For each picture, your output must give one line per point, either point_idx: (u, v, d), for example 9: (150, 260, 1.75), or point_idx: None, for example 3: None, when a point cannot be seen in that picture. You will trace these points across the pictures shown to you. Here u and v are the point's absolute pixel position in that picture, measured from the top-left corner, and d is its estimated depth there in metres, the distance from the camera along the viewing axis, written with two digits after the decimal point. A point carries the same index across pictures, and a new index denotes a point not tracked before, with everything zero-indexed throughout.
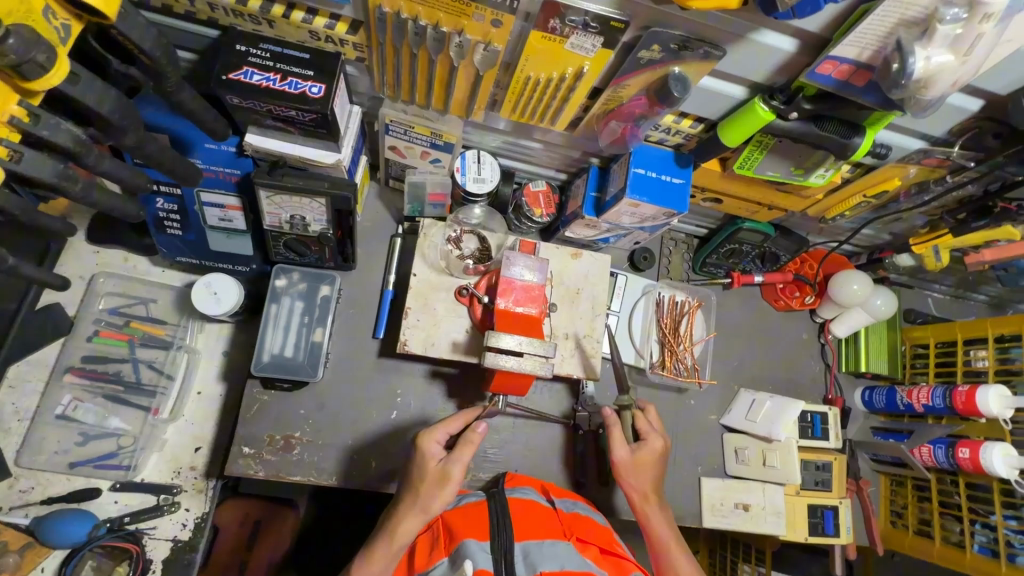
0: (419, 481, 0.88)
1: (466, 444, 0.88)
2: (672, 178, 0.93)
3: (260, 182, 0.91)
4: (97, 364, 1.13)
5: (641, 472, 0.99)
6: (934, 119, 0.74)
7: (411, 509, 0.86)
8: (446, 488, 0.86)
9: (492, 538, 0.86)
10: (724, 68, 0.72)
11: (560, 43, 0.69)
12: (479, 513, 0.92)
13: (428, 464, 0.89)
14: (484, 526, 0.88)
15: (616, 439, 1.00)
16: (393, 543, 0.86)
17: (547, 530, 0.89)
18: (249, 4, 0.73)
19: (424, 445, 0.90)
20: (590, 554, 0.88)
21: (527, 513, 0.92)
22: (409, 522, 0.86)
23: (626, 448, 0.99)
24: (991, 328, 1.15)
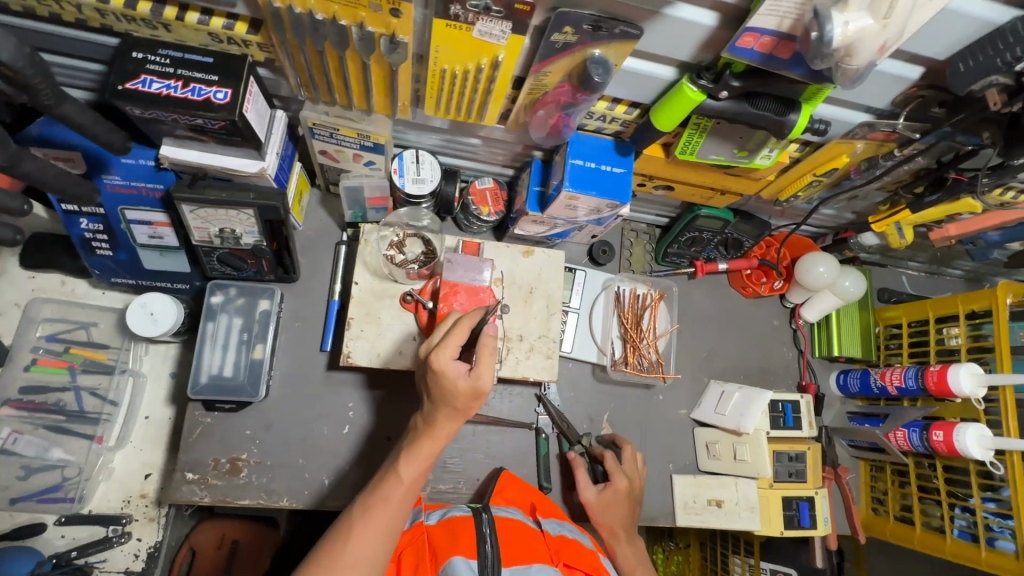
0: (451, 391, 0.78)
1: (485, 350, 0.77)
2: (612, 168, 0.89)
3: (179, 196, 0.87)
4: (35, 394, 1.06)
5: (608, 512, 1.03)
6: (874, 90, 0.69)
7: (451, 411, 0.80)
8: (482, 396, 0.78)
9: (481, 558, 0.82)
10: (646, 48, 0.68)
11: (467, 31, 0.65)
12: (466, 527, 0.88)
13: (457, 380, 0.77)
14: (470, 543, 0.85)
15: (582, 480, 1.05)
16: (433, 443, 0.82)
17: (531, 553, 0.87)
18: (137, 8, 0.69)
19: (442, 365, 0.77)
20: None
21: (514, 535, 0.88)
22: (452, 418, 0.80)
23: (592, 488, 1.04)
24: (962, 304, 1.11)
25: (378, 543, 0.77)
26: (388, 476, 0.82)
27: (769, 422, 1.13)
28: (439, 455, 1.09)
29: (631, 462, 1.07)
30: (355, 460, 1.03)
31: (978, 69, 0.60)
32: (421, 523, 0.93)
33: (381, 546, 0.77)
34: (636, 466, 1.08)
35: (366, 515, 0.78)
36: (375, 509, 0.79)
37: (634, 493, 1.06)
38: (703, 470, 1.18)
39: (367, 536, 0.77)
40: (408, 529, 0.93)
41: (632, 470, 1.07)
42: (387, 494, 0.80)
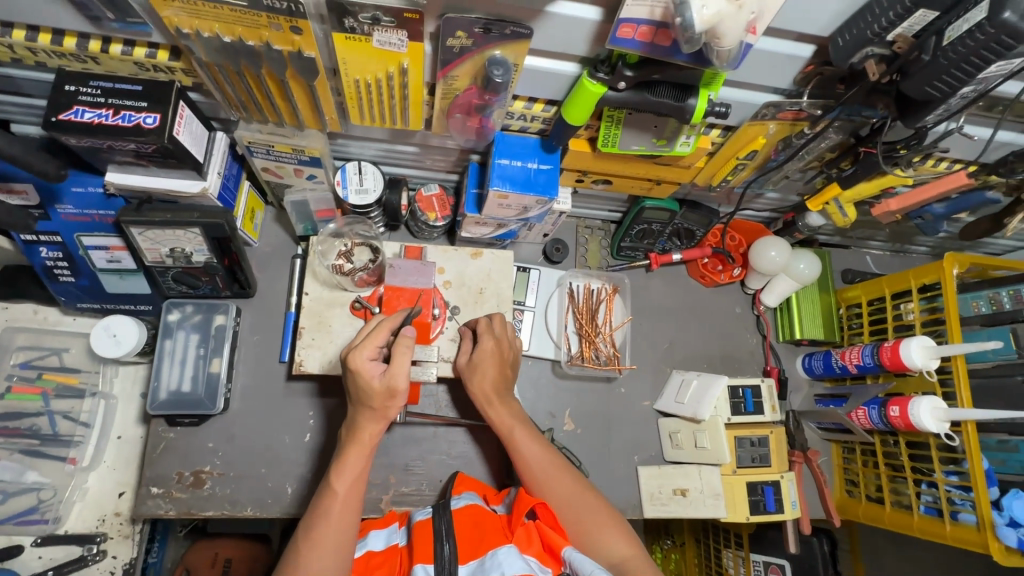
0: (368, 393, 0.83)
1: (400, 349, 0.82)
2: (540, 165, 0.92)
3: (126, 220, 0.90)
4: (9, 420, 1.10)
5: (478, 372, 0.97)
6: (770, 71, 0.71)
7: (372, 415, 0.85)
8: (399, 395, 0.83)
9: (437, 561, 0.77)
10: (541, 45, 0.70)
11: (368, 42, 0.69)
12: (424, 531, 0.84)
13: (371, 380, 0.82)
14: (428, 547, 0.81)
15: (462, 349, 1.02)
16: (360, 453, 0.86)
17: (489, 539, 0.81)
18: (64, 43, 0.73)
19: (360, 365, 0.82)
20: (532, 551, 0.79)
21: (473, 524, 0.84)
22: (374, 422, 0.85)
23: (466, 353, 1.00)
24: (914, 279, 1.10)
25: (327, 561, 0.78)
26: (324, 492, 0.85)
27: (729, 409, 1.14)
28: (402, 458, 1.11)
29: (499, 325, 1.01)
30: (317, 467, 1.06)
31: (854, 43, 0.62)
32: (395, 545, 0.88)
33: (332, 562, 0.79)
34: (507, 330, 1.00)
35: (309, 535, 0.80)
36: (319, 524, 0.81)
37: (506, 352, 0.99)
38: (669, 460, 1.18)
39: (315, 557, 0.78)
40: (382, 549, 0.88)
41: (506, 330, 1.00)
42: (324, 509, 0.83)
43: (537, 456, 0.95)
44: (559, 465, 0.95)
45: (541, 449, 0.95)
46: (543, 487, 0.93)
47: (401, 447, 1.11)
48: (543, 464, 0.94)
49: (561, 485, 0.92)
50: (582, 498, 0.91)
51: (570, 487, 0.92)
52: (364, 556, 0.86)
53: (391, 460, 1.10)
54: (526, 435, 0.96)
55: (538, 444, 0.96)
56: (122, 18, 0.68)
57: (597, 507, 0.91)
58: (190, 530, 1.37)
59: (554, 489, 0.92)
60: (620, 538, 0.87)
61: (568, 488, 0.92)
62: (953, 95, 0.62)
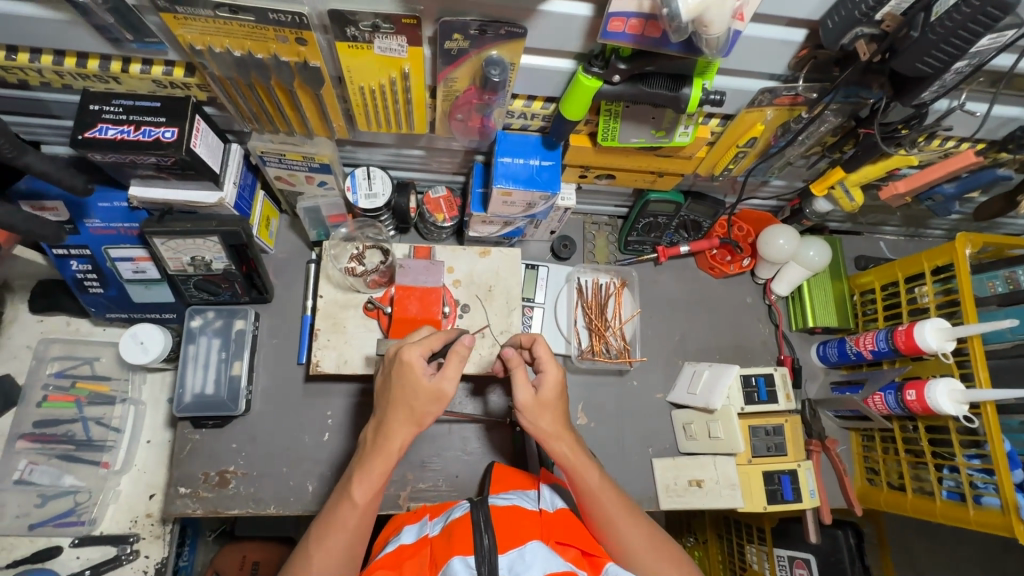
0: (412, 394, 0.80)
1: (454, 355, 0.81)
2: (542, 162, 0.94)
3: (149, 231, 0.95)
4: (48, 427, 1.17)
5: (551, 410, 0.89)
6: (763, 56, 0.72)
7: (407, 420, 0.81)
8: (442, 401, 0.81)
9: (477, 551, 0.79)
10: (536, 44, 0.73)
11: (370, 49, 0.72)
12: (463, 524, 0.85)
13: (419, 381, 0.80)
14: (466, 539, 0.82)
15: (518, 381, 0.89)
16: (384, 466, 0.82)
17: (525, 531, 0.84)
18: (88, 65, 0.78)
19: (411, 360, 0.81)
20: (568, 556, 0.82)
21: (511, 520, 0.86)
22: (408, 429, 0.82)
23: (529, 389, 0.88)
24: (927, 262, 1.09)
25: (338, 557, 0.80)
26: (341, 500, 0.83)
27: (742, 399, 1.14)
28: (419, 455, 1.13)
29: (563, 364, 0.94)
30: (336, 465, 1.08)
31: (844, 24, 0.62)
32: (426, 535, 0.89)
33: (338, 560, 0.80)
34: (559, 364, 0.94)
35: (322, 540, 0.80)
36: (329, 535, 0.80)
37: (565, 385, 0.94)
38: (683, 452, 1.19)
39: (327, 558, 0.79)
40: (412, 542, 0.88)
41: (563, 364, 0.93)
42: (342, 517, 0.81)
43: (614, 501, 0.91)
44: (632, 508, 0.93)
45: (615, 495, 0.92)
46: (618, 534, 0.90)
47: (416, 443, 1.13)
48: (619, 510, 0.91)
49: (637, 533, 0.90)
50: (657, 544, 0.90)
51: (646, 534, 0.91)
52: (396, 548, 0.86)
53: (408, 456, 1.12)
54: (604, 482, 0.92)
55: (613, 488, 0.93)
56: (140, 39, 0.73)
57: (671, 551, 0.91)
58: (219, 534, 1.42)
59: (631, 538, 0.89)
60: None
61: (645, 534, 0.90)
62: (948, 70, 0.62)
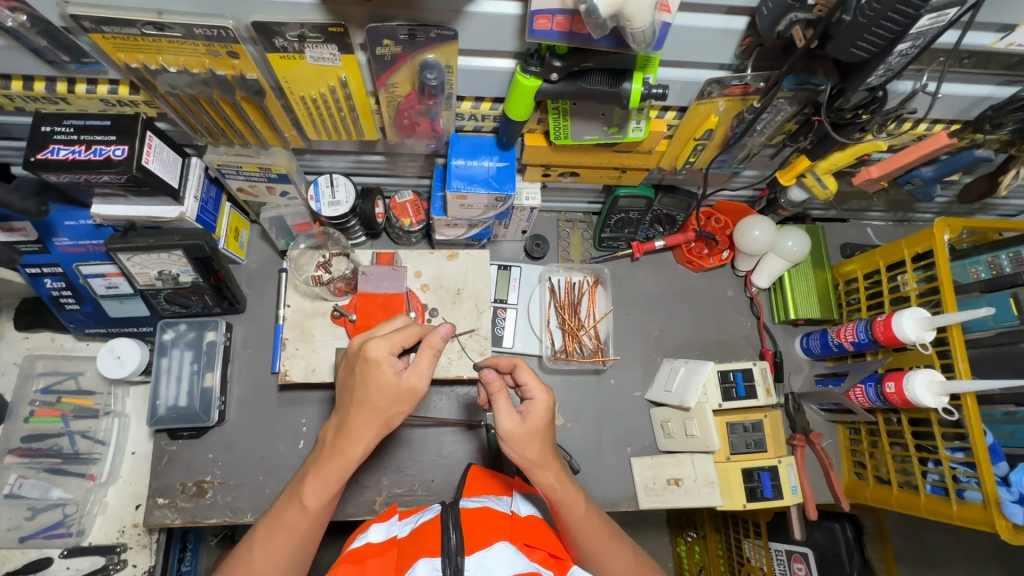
0: (377, 394, 0.78)
1: (426, 351, 0.79)
2: (496, 163, 0.93)
3: (114, 248, 0.96)
4: (36, 441, 1.20)
5: (538, 441, 0.82)
6: (704, 46, 0.70)
7: (368, 419, 0.79)
8: (411, 401, 0.80)
9: (444, 553, 0.75)
10: (471, 46, 0.72)
11: (302, 59, 0.72)
12: (430, 526, 0.80)
13: (387, 380, 0.77)
14: (433, 540, 0.78)
15: (501, 409, 0.81)
16: (339, 471, 0.81)
17: (494, 532, 0.79)
18: (35, 87, 0.79)
19: (377, 357, 0.77)
20: (536, 557, 0.79)
21: (481, 520, 0.80)
22: (372, 430, 0.80)
23: (515, 417, 0.81)
24: (907, 249, 1.05)
25: (285, 559, 0.80)
26: (293, 502, 0.82)
27: (719, 395, 1.11)
28: (394, 460, 1.13)
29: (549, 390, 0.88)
30: None
31: (778, 9, 0.61)
32: (394, 536, 0.84)
33: (284, 561, 0.80)
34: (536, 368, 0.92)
35: (269, 542, 0.80)
36: (275, 537, 0.81)
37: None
38: (663, 450, 1.17)
39: (272, 559, 0.79)
40: (381, 541, 0.84)
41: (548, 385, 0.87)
42: (292, 519, 0.81)
43: (601, 531, 0.89)
44: (616, 535, 0.92)
45: (601, 524, 0.90)
46: (604, 564, 0.90)
47: (392, 449, 1.13)
48: (605, 540, 0.89)
49: (622, 561, 0.91)
50: (638, 566, 0.93)
51: (629, 559, 0.92)
52: (362, 545, 0.82)
53: (383, 462, 1.12)
54: (592, 513, 0.90)
55: (598, 515, 0.91)
56: (77, 60, 0.74)
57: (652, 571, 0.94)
58: (220, 538, 1.45)
59: (617, 566, 0.90)
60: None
61: (627, 560, 0.91)
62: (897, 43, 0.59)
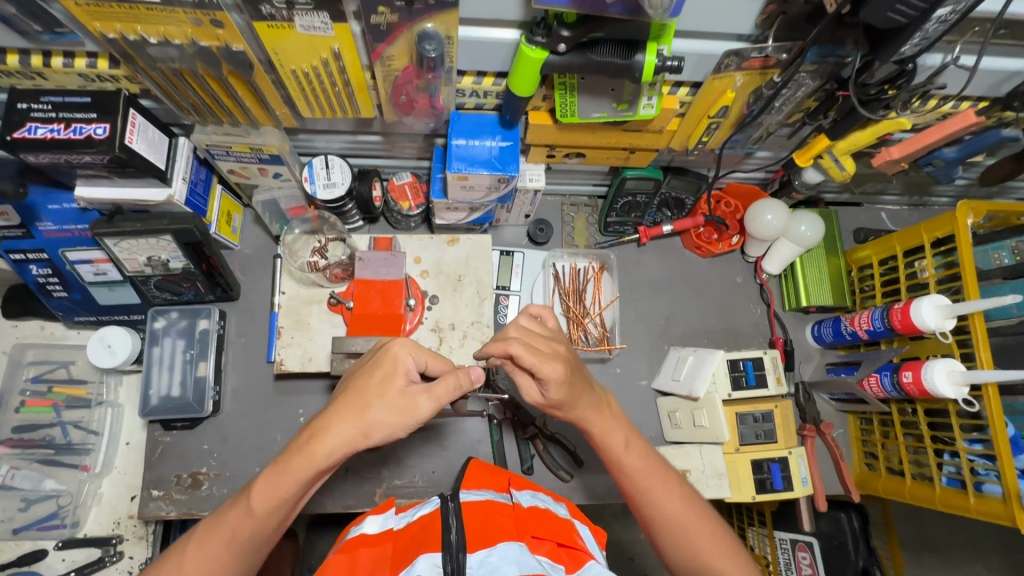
0: (375, 388, 0.71)
1: (450, 376, 0.73)
2: (499, 142, 0.89)
3: (99, 233, 0.92)
4: (27, 432, 1.17)
5: (565, 407, 0.79)
6: (722, 13, 0.65)
7: (349, 415, 0.71)
8: (402, 416, 0.70)
9: (444, 548, 0.71)
10: (474, 14, 0.67)
11: (290, 28, 0.67)
12: (430, 521, 0.77)
13: (392, 377, 0.71)
14: (433, 536, 0.74)
15: (521, 382, 0.80)
16: (295, 476, 0.70)
17: (498, 529, 0.75)
18: (8, 61, 0.75)
19: (397, 353, 0.73)
20: (543, 550, 0.74)
21: (483, 517, 0.77)
22: (348, 433, 0.70)
23: (534, 388, 0.79)
24: (926, 234, 1.01)
25: (216, 566, 0.70)
26: (242, 501, 0.72)
27: (729, 384, 1.07)
28: (394, 451, 1.10)
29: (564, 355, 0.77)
30: None
31: None
32: (391, 531, 0.81)
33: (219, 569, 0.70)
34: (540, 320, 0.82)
35: (204, 540, 0.71)
36: (213, 538, 0.71)
37: (576, 359, 0.79)
38: (669, 441, 1.14)
39: (203, 563, 0.70)
40: (377, 534, 0.80)
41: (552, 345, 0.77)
42: (234, 521, 0.71)
43: (644, 462, 0.82)
44: (666, 466, 0.84)
45: (643, 452, 0.83)
46: (650, 500, 0.80)
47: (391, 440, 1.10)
48: (646, 471, 0.81)
49: (671, 496, 0.80)
50: (693, 502, 0.81)
51: (681, 495, 0.81)
52: (358, 539, 0.79)
53: (383, 453, 1.10)
54: (634, 435, 0.84)
55: (644, 440, 0.85)
56: (49, 29, 0.69)
57: (715, 525, 0.80)
58: None
59: (665, 501, 0.80)
60: (741, 566, 0.77)
61: (680, 495, 0.80)
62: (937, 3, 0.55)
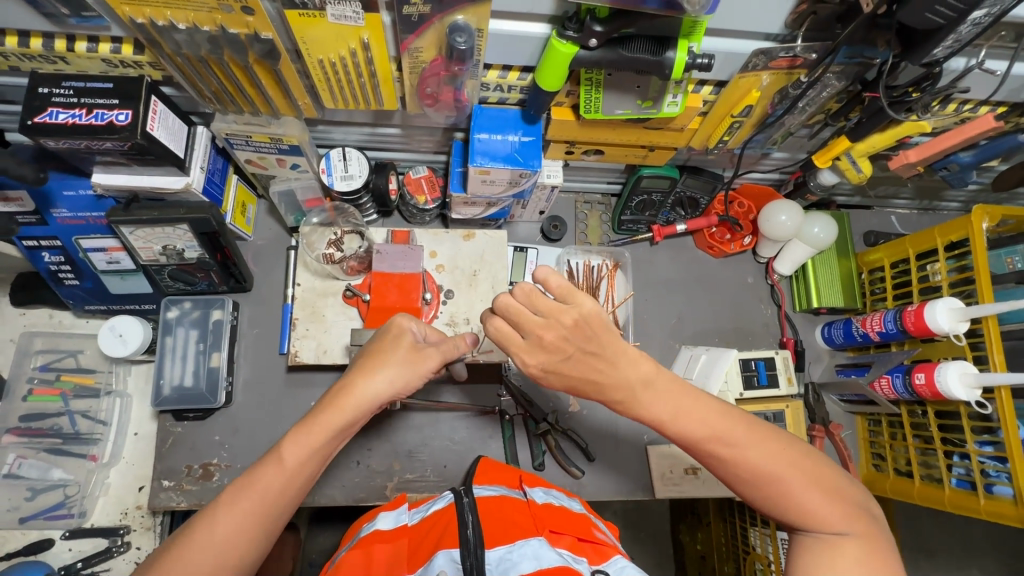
0: (391, 348, 0.75)
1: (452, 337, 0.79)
2: (522, 138, 0.89)
3: (115, 220, 0.91)
4: (34, 421, 1.16)
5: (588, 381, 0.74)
6: (754, 13, 0.66)
7: (376, 372, 0.73)
8: (424, 365, 0.75)
9: (462, 544, 0.70)
10: (506, 7, 0.67)
11: (322, 17, 0.67)
12: (446, 517, 0.76)
13: (405, 337, 0.76)
14: (449, 531, 0.73)
15: None
16: (326, 429, 0.71)
17: (515, 525, 0.75)
18: (31, 44, 0.74)
19: (404, 320, 0.78)
20: (563, 544, 0.74)
21: (500, 514, 0.76)
22: (380, 388, 0.73)
23: None
24: (940, 237, 1.01)
25: (250, 523, 0.68)
26: (270, 458, 0.71)
27: (741, 384, 1.08)
28: (406, 445, 1.10)
29: (549, 341, 0.71)
30: None
31: None
32: (404, 525, 0.80)
33: (251, 525, 0.68)
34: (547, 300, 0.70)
35: (236, 498, 0.68)
36: (244, 496, 0.68)
37: (568, 350, 0.72)
38: None
39: (237, 520, 0.67)
40: (391, 529, 0.79)
41: (534, 328, 0.71)
42: (266, 477, 0.70)
43: (705, 426, 0.74)
44: (734, 428, 0.75)
45: (701, 418, 0.74)
46: (723, 464, 0.75)
47: (403, 434, 1.10)
48: (707, 436, 0.74)
49: (745, 459, 0.73)
50: (771, 456, 0.73)
51: (754, 453, 0.73)
52: (372, 534, 0.78)
53: (394, 446, 1.10)
54: (687, 402, 0.75)
55: (701, 404, 0.75)
56: (77, 13, 0.69)
57: (804, 466, 0.74)
58: None
59: (740, 466, 0.74)
60: (840, 507, 0.72)
61: (751, 455, 0.73)
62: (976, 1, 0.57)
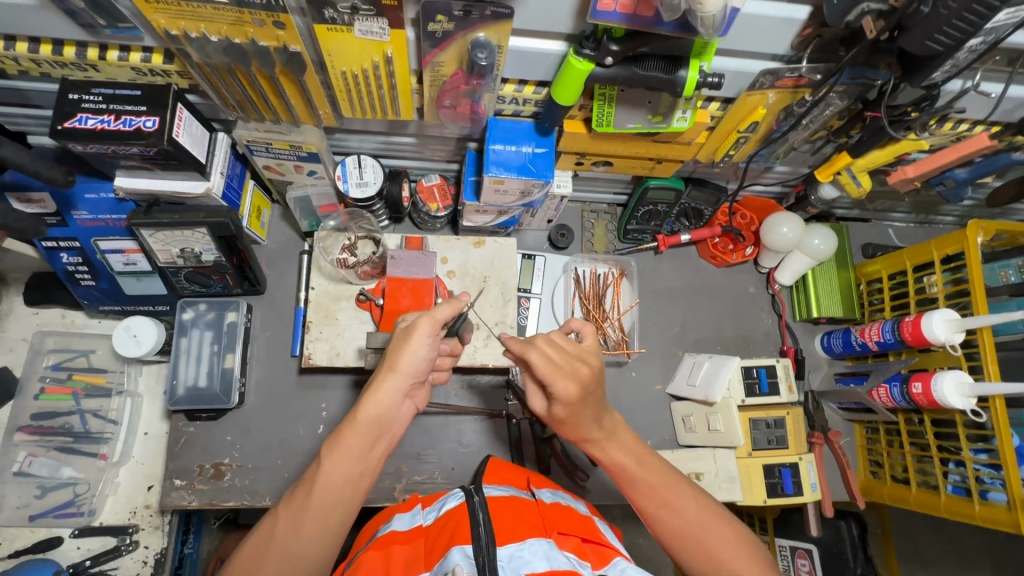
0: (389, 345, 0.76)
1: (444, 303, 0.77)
2: (535, 149, 0.92)
3: (136, 223, 0.93)
4: (45, 419, 1.18)
5: (571, 422, 0.79)
6: (762, 35, 0.69)
7: (384, 365, 0.74)
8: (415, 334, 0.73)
9: (475, 542, 0.72)
10: (525, 25, 0.70)
11: (350, 33, 0.70)
12: (459, 515, 0.78)
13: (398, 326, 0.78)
14: (462, 529, 0.75)
15: (530, 391, 0.82)
16: (361, 427, 0.72)
17: (525, 525, 0.77)
18: (64, 52, 0.77)
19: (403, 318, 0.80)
20: (570, 546, 0.75)
21: (511, 514, 0.78)
22: (384, 381, 0.73)
23: (541, 399, 0.81)
24: (936, 250, 1.04)
25: (304, 530, 0.69)
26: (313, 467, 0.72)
27: (743, 391, 1.11)
28: (414, 447, 1.12)
29: (587, 376, 0.74)
30: None
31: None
32: (418, 525, 0.82)
33: (305, 531, 0.69)
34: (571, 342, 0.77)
35: (287, 508, 0.70)
36: (293, 507, 0.70)
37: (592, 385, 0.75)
38: (682, 444, 1.17)
39: (291, 527, 0.69)
40: (406, 530, 0.81)
41: (569, 361, 0.74)
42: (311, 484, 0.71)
43: (655, 483, 0.80)
44: (682, 483, 0.81)
45: (652, 470, 0.81)
46: (661, 520, 0.79)
47: (411, 436, 1.12)
48: (651, 490, 0.80)
49: (683, 516, 0.78)
50: (705, 516, 0.79)
51: (691, 510, 0.79)
52: (387, 534, 0.80)
53: (403, 449, 1.11)
54: (642, 452, 0.83)
55: (654, 458, 0.83)
56: (113, 24, 0.71)
57: (733, 530, 0.78)
58: (224, 521, 1.35)
59: (677, 521, 0.78)
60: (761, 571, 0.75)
61: (688, 513, 0.78)
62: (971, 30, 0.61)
